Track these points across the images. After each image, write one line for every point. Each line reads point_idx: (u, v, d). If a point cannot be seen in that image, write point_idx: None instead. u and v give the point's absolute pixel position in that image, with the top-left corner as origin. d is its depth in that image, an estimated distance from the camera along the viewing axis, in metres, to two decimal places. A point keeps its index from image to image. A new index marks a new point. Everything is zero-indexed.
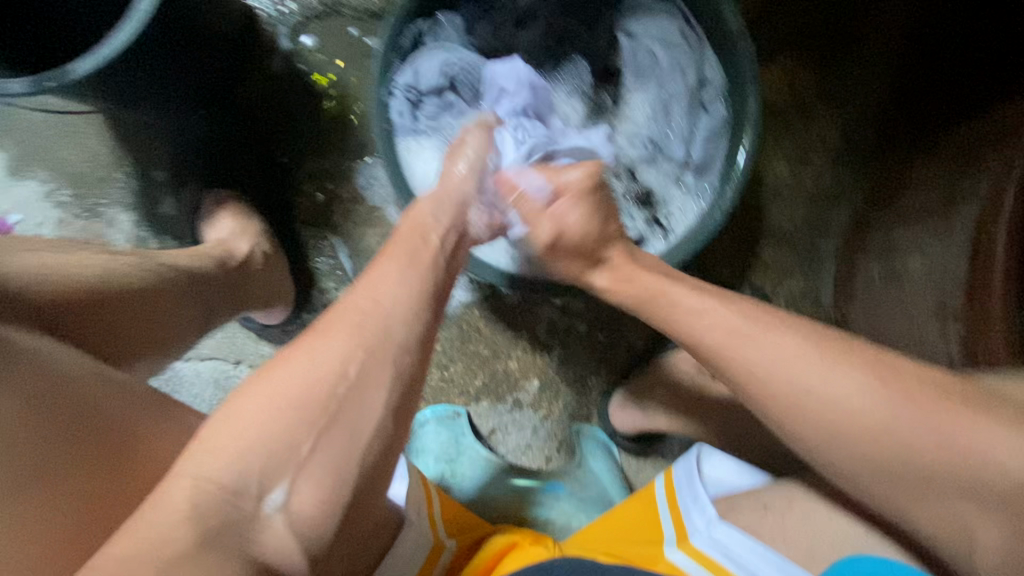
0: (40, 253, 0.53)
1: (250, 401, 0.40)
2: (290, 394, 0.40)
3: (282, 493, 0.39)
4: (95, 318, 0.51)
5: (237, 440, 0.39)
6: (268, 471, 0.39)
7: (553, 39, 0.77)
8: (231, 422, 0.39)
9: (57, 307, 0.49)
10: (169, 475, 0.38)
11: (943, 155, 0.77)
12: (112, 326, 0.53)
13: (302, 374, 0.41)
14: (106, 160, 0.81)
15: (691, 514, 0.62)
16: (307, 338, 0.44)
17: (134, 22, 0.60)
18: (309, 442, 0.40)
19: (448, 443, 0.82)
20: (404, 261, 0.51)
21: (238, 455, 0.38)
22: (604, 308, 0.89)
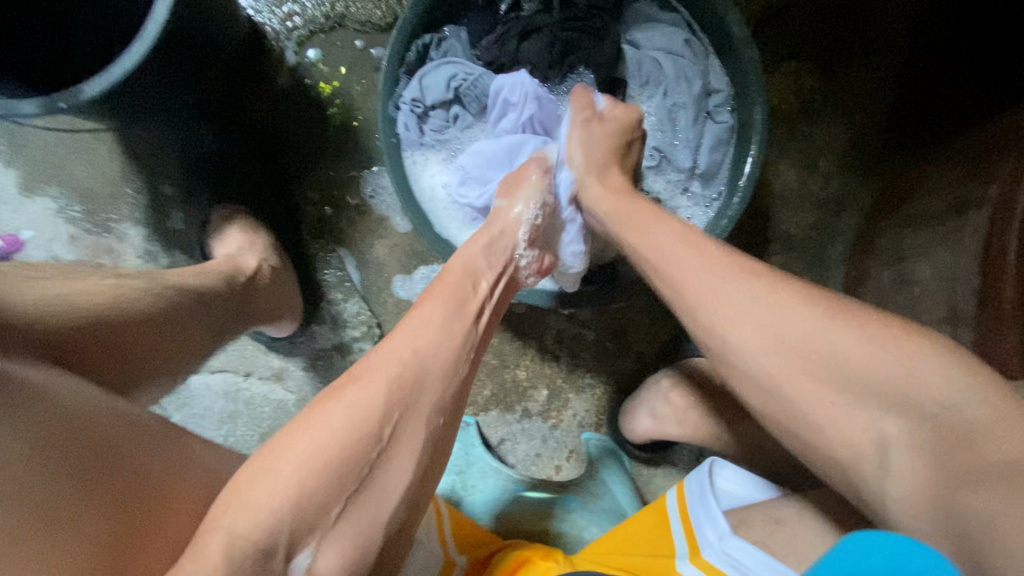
0: (46, 283, 0.52)
1: (289, 461, 0.40)
2: (324, 437, 0.41)
3: (308, 556, 0.39)
4: (104, 352, 0.50)
5: (273, 499, 0.38)
6: (297, 532, 0.39)
7: (558, 51, 0.74)
8: (266, 479, 0.39)
9: (68, 341, 0.48)
10: (202, 529, 0.37)
11: (960, 160, 0.75)
12: (119, 356, 0.52)
13: (340, 422, 0.42)
14: (116, 176, 0.81)
15: (701, 526, 0.54)
16: (352, 400, 0.44)
17: (145, 40, 0.59)
18: (337, 507, 0.40)
19: (459, 455, 0.80)
20: (450, 305, 0.53)
21: (273, 513, 0.38)
22: (613, 317, 0.89)
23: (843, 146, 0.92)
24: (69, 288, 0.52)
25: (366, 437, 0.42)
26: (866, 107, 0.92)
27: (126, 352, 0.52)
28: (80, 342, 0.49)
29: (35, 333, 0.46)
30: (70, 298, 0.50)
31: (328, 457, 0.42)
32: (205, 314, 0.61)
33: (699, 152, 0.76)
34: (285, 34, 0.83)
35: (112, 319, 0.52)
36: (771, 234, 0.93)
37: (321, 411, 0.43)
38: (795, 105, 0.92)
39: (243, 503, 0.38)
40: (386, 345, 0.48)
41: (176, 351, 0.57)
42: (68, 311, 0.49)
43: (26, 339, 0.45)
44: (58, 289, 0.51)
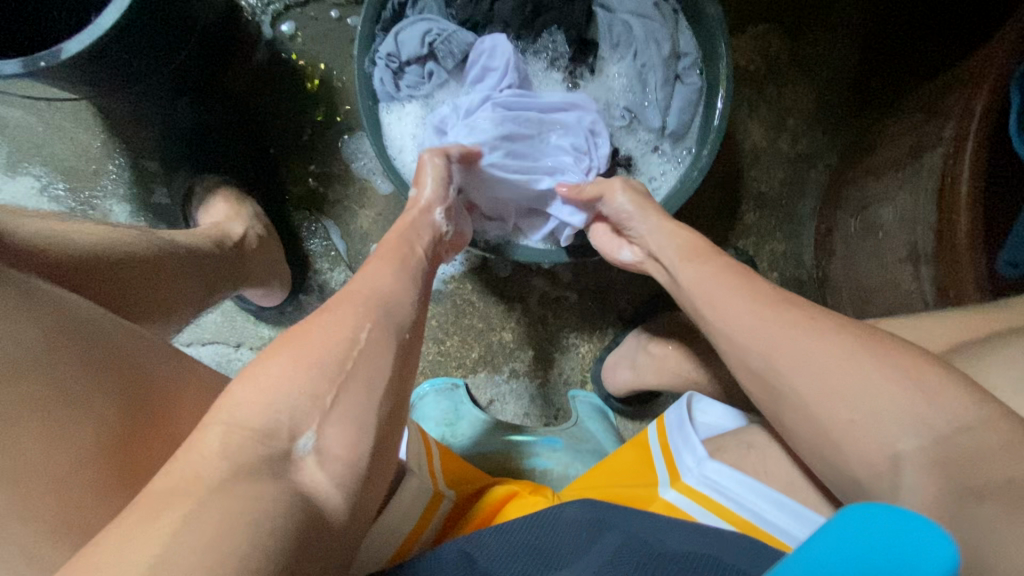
0: (42, 221, 0.51)
1: (274, 363, 0.42)
2: (279, 376, 0.40)
3: (312, 437, 0.39)
4: (103, 277, 0.50)
5: (263, 396, 0.39)
6: (298, 415, 0.39)
7: (530, 9, 0.76)
8: (258, 382, 0.40)
9: (81, 263, 0.48)
10: (201, 426, 0.37)
11: (917, 111, 0.78)
12: (120, 284, 0.51)
13: (314, 337, 0.44)
14: (97, 152, 0.82)
15: (679, 451, 0.57)
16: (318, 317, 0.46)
17: (121, 3, 0.61)
18: (331, 394, 0.41)
19: (449, 409, 0.81)
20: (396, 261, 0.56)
21: (271, 403, 0.39)
22: (594, 276, 0.92)
23: (809, 105, 0.95)
24: (62, 227, 0.51)
25: (344, 352, 0.43)
26: (831, 66, 0.95)
27: (127, 284, 0.51)
28: (87, 265, 0.49)
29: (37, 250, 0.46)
30: (66, 234, 0.51)
31: (307, 355, 0.42)
32: (198, 270, 0.62)
33: (668, 113, 0.79)
34: (262, 9, 0.84)
35: (113, 254, 0.52)
36: (743, 193, 0.96)
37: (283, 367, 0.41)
38: (761, 65, 0.95)
39: (239, 398, 0.39)
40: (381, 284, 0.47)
41: (177, 297, 0.57)
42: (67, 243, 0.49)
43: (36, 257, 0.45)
44: (53, 228, 0.51)
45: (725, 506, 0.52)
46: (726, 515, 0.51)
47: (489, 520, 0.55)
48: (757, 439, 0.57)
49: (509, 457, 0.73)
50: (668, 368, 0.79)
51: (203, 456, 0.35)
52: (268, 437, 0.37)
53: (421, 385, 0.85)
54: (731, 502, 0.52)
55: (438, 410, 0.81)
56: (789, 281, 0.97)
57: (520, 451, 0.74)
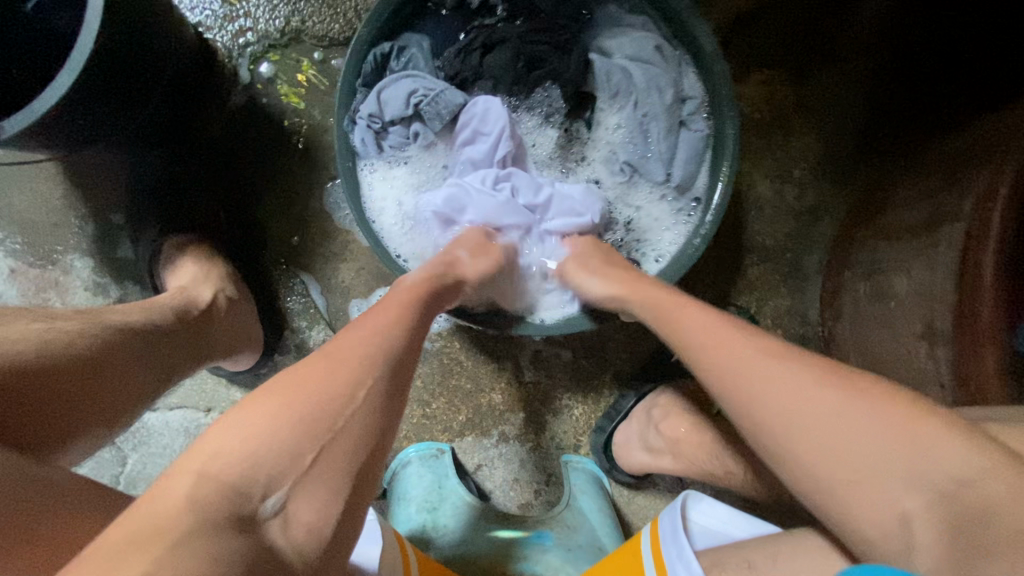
0: None
1: (260, 405, 0.39)
2: (251, 433, 0.37)
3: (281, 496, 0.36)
4: (37, 405, 0.44)
5: (245, 443, 0.37)
6: (275, 472, 0.36)
7: (524, 63, 0.71)
8: (235, 428, 0.38)
9: (5, 398, 0.42)
10: (172, 472, 0.35)
11: (934, 168, 0.74)
12: (52, 411, 0.45)
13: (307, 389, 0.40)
14: (58, 205, 0.76)
15: (673, 565, 0.52)
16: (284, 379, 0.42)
17: (76, 62, 0.55)
18: (310, 450, 0.38)
19: (432, 487, 0.76)
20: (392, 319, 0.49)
21: (248, 456, 0.36)
22: (589, 335, 0.87)
23: (817, 154, 0.91)
24: None
25: (343, 411, 0.40)
26: (839, 112, 0.90)
27: (61, 396, 0.46)
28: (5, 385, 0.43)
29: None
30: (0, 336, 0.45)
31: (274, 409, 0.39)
32: (156, 354, 0.57)
33: (674, 164, 0.74)
34: (237, 50, 0.79)
35: (46, 363, 0.45)
36: (747, 246, 0.92)
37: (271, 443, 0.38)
38: (767, 113, 0.90)
39: (215, 447, 0.36)
40: (328, 370, 0.42)
41: (132, 393, 0.52)
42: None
43: None
44: None
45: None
46: None
47: None
48: (763, 557, 0.52)
49: (497, 561, 0.70)
50: (682, 450, 0.76)
51: (174, 505, 0.33)
52: (238, 495, 0.35)
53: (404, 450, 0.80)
54: None
55: (420, 490, 0.76)
56: (794, 340, 0.92)
57: (510, 552, 0.72)
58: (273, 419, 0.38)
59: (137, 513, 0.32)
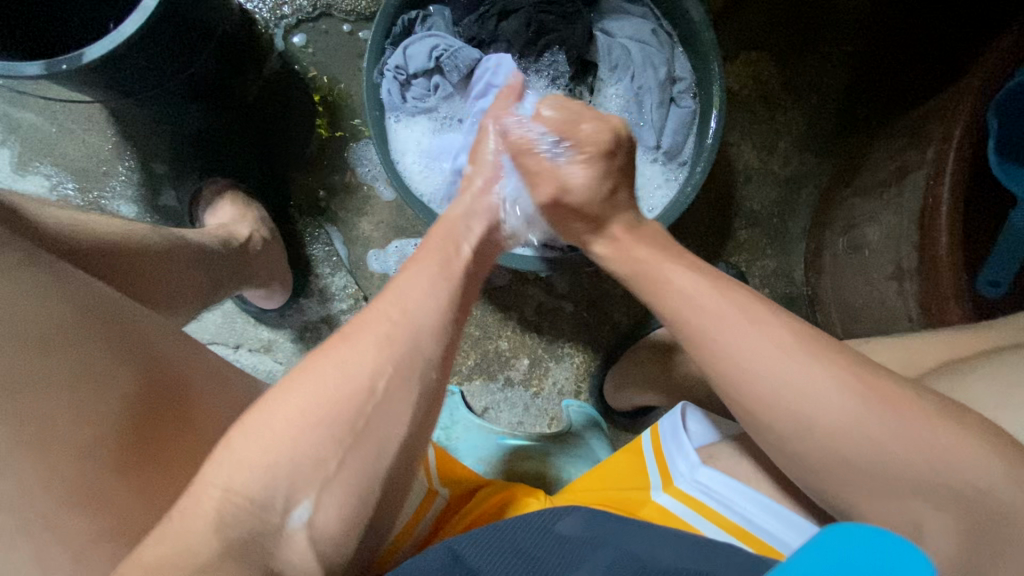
0: (65, 211, 0.54)
1: (280, 413, 0.41)
2: (277, 435, 0.40)
3: (306, 510, 0.40)
4: (125, 263, 0.54)
5: (266, 453, 0.39)
6: (296, 484, 0.39)
7: (535, 29, 0.78)
8: (260, 434, 0.40)
9: (102, 252, 0.52)
10: (200, 479, 0.39)
11: (901, 135, 0.81)
12: (137, 270, 0.55)
13: (332, 381, 0.42)
14: (107, 154, 0.84)
15: (672, 458, 0.58)
16: (333, 348, 0.44)
17: (144, 12, 0.63)
18: (335, 457, 0.40)
19: (443, 414, 0.82)
20: (431, 270, 0.51)
21: (268, 467, 0.39)
22: (590, 288, 0.94)
23: (800, 128, 0.99)
24: (84, 218, 0.54)
25: (362, 411, 0.42)
26: (822, 91, 0.98)
27: (139, 269, 0.55)
28: (91, 252, 0.51)
29: (52, 231, 0.49)
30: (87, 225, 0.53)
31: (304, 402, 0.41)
32: (203, 267, 0.64)
33: (663, 133, 0.81)
34: (274, 22, 0.87)
35: (119, 244, 0.54)
36: (735, 210, 0.99)
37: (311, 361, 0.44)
38: (754, 90, 0.99)
39: (237, 456, 0.39)
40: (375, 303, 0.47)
41: (182, 293, 0.60)
42: (84, 233, 0.52)
43: (63, 244, 0.49)
44: (76, 218, 0.54)
45: (720, 513, 0.53)
46: (714, 518, 0.53)
47: (478, 519, 0.56)
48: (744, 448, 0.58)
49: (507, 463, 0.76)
50: (669, 389, 0.81)
51: (201, 525, 0.37)
52: (261, 509, 0.38)
53: None
54: (721, 506, 0.54)
55: None
56: (780, 298, 0.99)
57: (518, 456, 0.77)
58: (298, 428, 0.40)
59: (171, 529, 0.37)
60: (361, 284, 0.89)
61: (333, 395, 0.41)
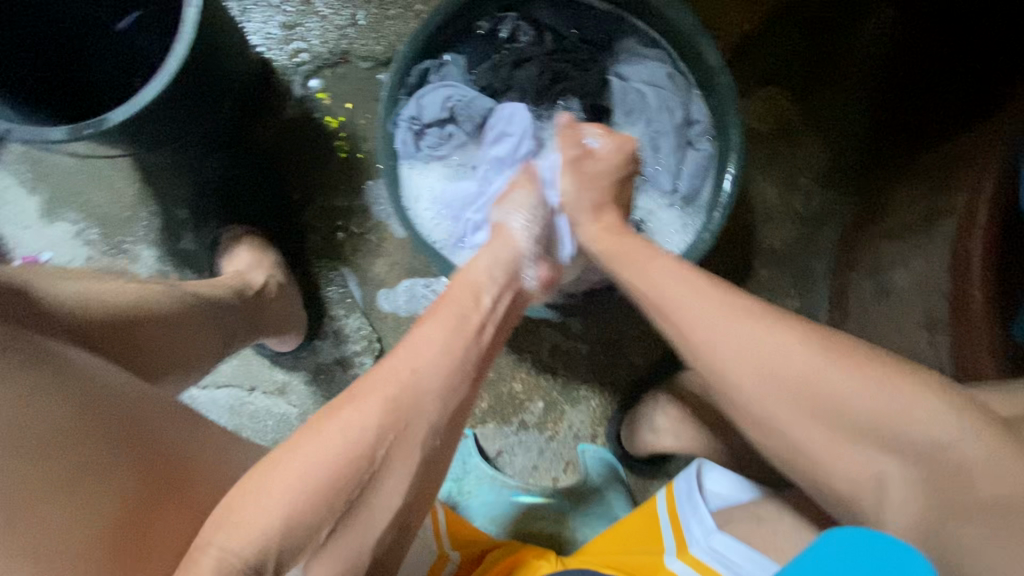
0: (81, 281, 0.56)
1: (283, 476, 0.38)
2: (275, 500, 0.38)
3: (298, 572, 0.38)
4: (130, 339, 0.53)
5: (260, 516, 0.37)
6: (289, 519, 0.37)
7: (549, 77, 0.79)
8: (261, 496, 0.38)
9: (103, 327, 0.51)
10: (194, 546, 0.37)
11: (927, 178, 0.78)
12: (144, 346, 0.54)
13: (334, 445, 0.40)
14: (131, 201, 0.86)
15: (688, 520, 0.55)
16: (342, 407, 0.42)
17: (167, 73, 0.65)
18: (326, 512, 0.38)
19: (456, 463, 0.81)
20: (450, 326, 0.49)
21: (263, 531, 0.37)
22: (606, 330, 0.92)
23: (821, 165, 0.96)
24: (97, 288, 0.55)
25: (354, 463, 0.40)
26: (843, 127, 0.96)
27: (142, 342, 0.54)
28: (92, 331, 0.50)
29: (60, 302, 0.49)
30: (99, 296, 0.54)
31: (306, 468, 0.39)
32: (217, 323, 0.65)
33: (680, 177, 0.80)
34: (293, 69, 0.89)
35: (130, 314, 0.54)
36: (755, 249, 0.97)
37: (318, 424, 0.41)
38: (773, 127, 0.97)
39: (238, 517, 0.37)
40: (385, 361, 0.45)
41: (190, 358, 0.60)
42: (95, 304, 0.52)
43: (62, 325, 0.48)
44: (89, 290, 0.54)
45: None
46: None
47: None
48: (764, 511, 0.54)
49: (523, 521, 0.75)
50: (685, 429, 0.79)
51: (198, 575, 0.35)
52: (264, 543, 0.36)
53: None
54: None
55: (444, 464, 0.81)
56: None
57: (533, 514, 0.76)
58: (294, 493, 0.38)
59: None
60: (374, 325, 0.89)
61: (333, 467, 0.39)
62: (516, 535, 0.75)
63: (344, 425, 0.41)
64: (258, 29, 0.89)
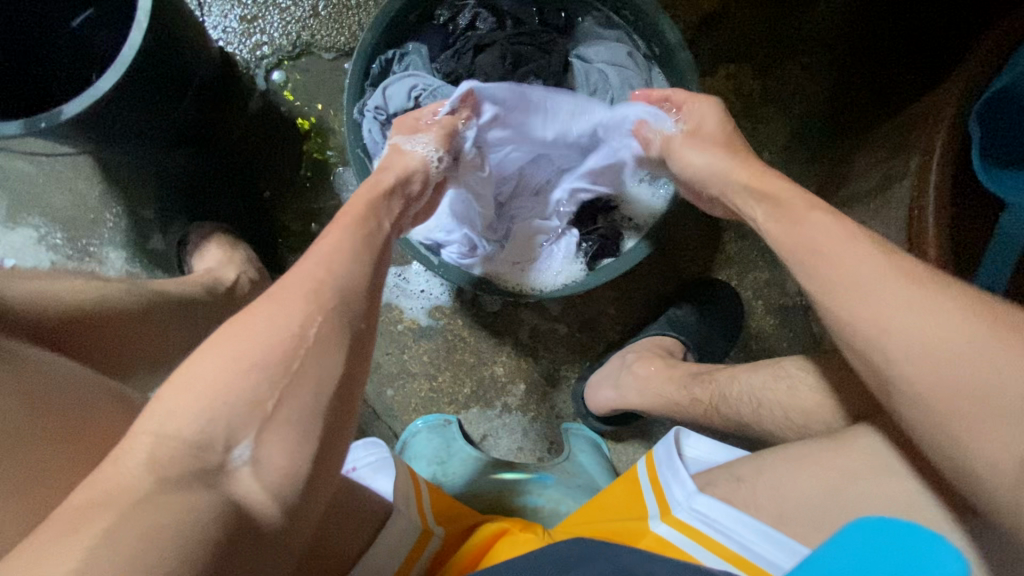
0: (35, 280, 0.55)
1: (203, 360, 0.40)
2: (204, 376, 0.39)
3: (248, 446, 0.38)
4: (90, 336, 0.54)
5: (200, 393, 0.38)
6: (234, 423, 0.38)
7: (510, 61, 0.79)
8: (186, 385, 0.39)
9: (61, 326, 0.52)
10: (130, 434, 0.37)
11: (883, 145, 0.82)
12: (104, 343, 0.55)
13: (259, 328, 0.41)
14: (94, 203, 0.85)
15: (669, 485, 0.56)
16: (262, 304, 0.43)
17: (122, 62, 0.64)
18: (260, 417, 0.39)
19: (441, 448, 0.83)
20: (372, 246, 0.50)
21: (206, 403, 0.38)
22: (582, 309, 0.93)
23: (784, 138, 0.99)
24: (54, 287, 0.54)
25: (295, 353, 0.41)
26: (802, 101, 0.99)
27: None
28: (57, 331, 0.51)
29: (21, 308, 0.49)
30: (57, 294, 0.53)
31: (233, 351, 0.40)
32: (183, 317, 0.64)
33: None
34: (255, 63, 0.89)
35: (92, 311, 0.55)
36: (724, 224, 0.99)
37: (252, 309, 0.43)
38: (736, 103, 0.99)
39: (172, 404, 0.38)
40: (299, 267, 0.46)
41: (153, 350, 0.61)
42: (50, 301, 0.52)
43: (28, 322, 0.49)
44: (45, 288, 0.53)
45: (716, 540, 0.50)
46: (713, 547, 0.50)
47: (479, 559, 0.53)
48: (743, 471, 0.56)
49: (501, 496, 0.75)
50: (649, 386, 0.79)
51: None
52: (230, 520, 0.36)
53: (413, 421, 0.87)
54: (720, 535, 0.51)
55: (430, 449, 0.82)
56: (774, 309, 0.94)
57: (510, 491, 0.76)
58: (222, 371, 0.39)
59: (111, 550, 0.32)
60: None
61: (262, 345, 0.41)
62: (494, 508, 0.74)
63: (265, 328, 0.42)
64: (216, 22, 0.88)
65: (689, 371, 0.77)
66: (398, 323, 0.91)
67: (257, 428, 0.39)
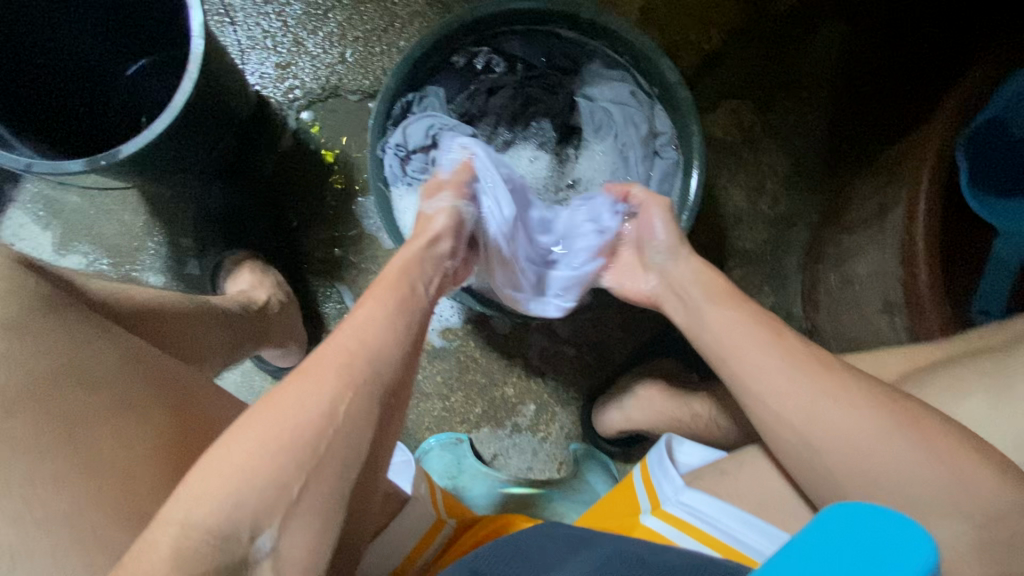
0: (89, 299, 0.61)
1: (239, 445, 0.40)
2: (232, 463, 0.39)
3: (270, 535, 0.38)
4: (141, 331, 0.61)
5: (225, 483, 0.38)
6: (260, 510, 0.38)
7: (520, 102, 0.89)
8: (219, 468, 0.39)
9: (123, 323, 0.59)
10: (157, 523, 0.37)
11: (880, 175, 0.84)
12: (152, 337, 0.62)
13: (294, 408, 0.42)
14: (139, 232, 0.92)
15: (661, 485, 0.59)
16: (295, 382, 0.45)
17: (173, 109, 0.71)
18: (297, 485, 0.40)
19: (453, 462, 0.87)
20: None
21: (234, 491, 0.38)
22: (590, 332, 0.97)
23: (785, 168, 1.03)
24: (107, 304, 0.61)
25: (325, 434, 0.42)
26: (802, 133, 1.03)
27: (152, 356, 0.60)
28: (116, 338, 0.57)
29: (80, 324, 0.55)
30: (109, 311, 0.59)
31: (268, 427, 0.41)
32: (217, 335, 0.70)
33: (651, 184, 0.88)
34: (287, 104, 0.97)
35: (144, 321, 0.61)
36: (728, 250, 1.03)
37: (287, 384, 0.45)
38: (737, 136, 1.03)
39: (198, 488, 0.38)
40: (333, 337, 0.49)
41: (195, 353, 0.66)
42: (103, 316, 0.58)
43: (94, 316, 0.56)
44: (99, 305, 0.60)
45: (706, 531, 0.53)
46: (701, 535, 0.53)
47: (485, 539, 0.58)
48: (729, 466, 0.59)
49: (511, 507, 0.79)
50: (652, 407, 0.82)
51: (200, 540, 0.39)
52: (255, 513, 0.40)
53: (426, 440, 0.90)
54: (707, 525, 0.54)
55: (443, 463, 0.87)
56: None
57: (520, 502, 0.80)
58: (255, 456, 0.40)
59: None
60: None
61: (291, 430, 0.41)
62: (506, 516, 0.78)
63: (299, 406, 0.42)
64: (253, 68, 0.96)
65: (693, 392, 0.79)
66: (414, 345, 0.95)
67: (279, 481, 0.40)
